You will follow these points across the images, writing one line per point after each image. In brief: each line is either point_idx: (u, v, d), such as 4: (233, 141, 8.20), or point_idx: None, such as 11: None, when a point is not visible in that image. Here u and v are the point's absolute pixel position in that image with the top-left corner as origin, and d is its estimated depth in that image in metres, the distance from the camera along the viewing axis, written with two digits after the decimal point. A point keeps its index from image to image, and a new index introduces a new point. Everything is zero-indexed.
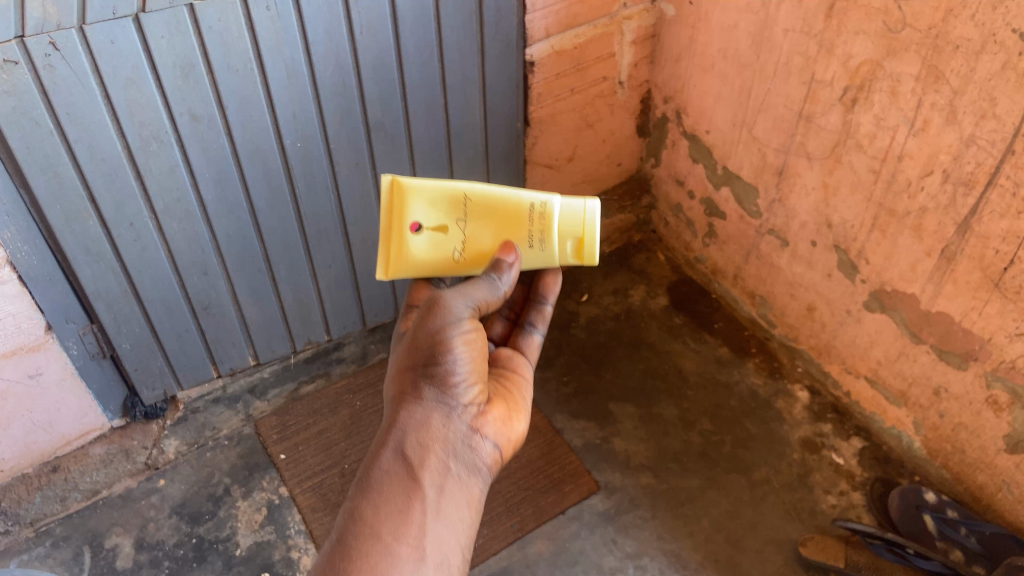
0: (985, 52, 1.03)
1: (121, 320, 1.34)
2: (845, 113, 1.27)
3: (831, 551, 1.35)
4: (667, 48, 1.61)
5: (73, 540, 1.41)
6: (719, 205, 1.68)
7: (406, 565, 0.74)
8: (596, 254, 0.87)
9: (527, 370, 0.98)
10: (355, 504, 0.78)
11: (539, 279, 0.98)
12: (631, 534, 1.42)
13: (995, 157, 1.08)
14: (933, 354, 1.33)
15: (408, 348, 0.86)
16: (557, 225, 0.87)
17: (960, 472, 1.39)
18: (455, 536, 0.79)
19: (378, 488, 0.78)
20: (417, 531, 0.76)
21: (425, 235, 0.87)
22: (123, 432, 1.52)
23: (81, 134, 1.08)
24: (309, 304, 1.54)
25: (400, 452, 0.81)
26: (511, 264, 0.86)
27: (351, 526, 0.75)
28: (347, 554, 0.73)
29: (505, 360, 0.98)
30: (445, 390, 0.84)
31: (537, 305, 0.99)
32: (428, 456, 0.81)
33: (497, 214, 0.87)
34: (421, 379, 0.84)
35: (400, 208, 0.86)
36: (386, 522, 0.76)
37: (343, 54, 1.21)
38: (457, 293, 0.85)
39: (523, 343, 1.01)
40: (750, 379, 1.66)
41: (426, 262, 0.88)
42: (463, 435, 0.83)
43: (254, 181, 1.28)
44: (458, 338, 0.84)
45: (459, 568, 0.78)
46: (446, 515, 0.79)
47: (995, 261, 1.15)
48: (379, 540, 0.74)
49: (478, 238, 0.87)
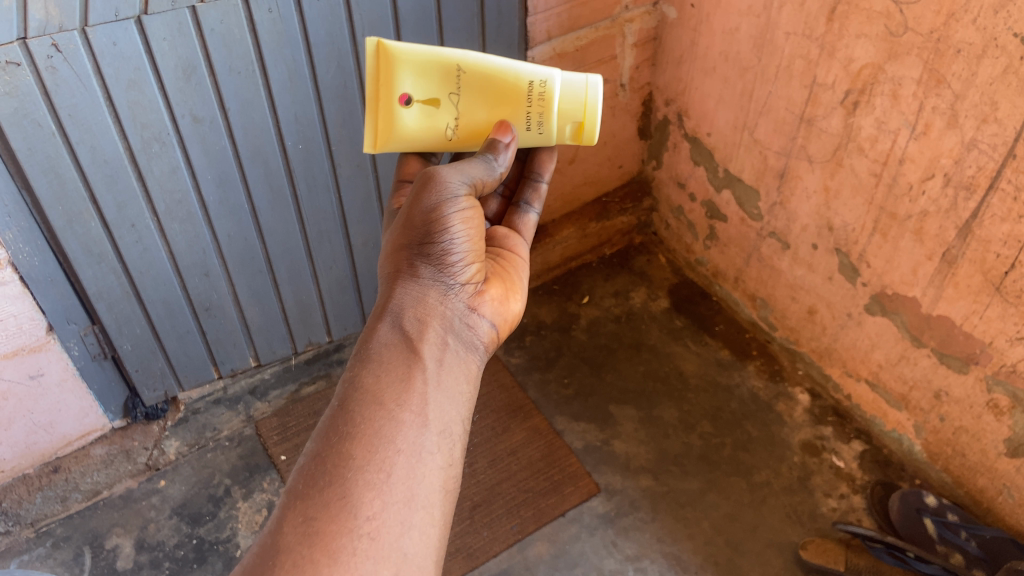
0: (986, 56, 1.03)
1: (122, 321, 1.34)
2: (846, 117, 1.27)
3: (831, 555, 1.35)
4: (668, 51, 1.61)
5: (74, 540, 1.41)
6: (720, 207, 1.68)
7: (411, 430, 0.72)
8: (596, 136, 0.90)
9: (523, 250, 0.99)
10: (354, 373, 0.75)
11: (535, 157, 0.99)
12: (631, 536, 1.42)
13: (996, 161, 1.08)
14: (934, 358, 1.33)
15: (402, 225, 0.85)
16: (555, 106, 0.89)
17: (960, 476, 1.39)
18: (456, 407, 0.78)
19: (378, 358, 0.76)
20: (421, 398, 0.75)
21: (416, 107, 0.88)
22: (124, 433, 1.51)
23: (83, 136, 1.09)
24: (310, 305, 1.54)
25: (399, 326, 0.79)
26: (507, 146, 0.87)
27: (353, 393, 0.73)
28: (351, 419, 0.71)
29: (502, 239, 0.98)
30: (442, 269, 0.83)
31: (533, 182, 1.00)
32: (426, 329, 0.80)
33: (492, 89, 0.88)
34: (417, 259, 0.83)
35: (390, 79, 0.87)
36: (388, 389, 0.74)
37: (345, 56, 1.21)
38: (454, 170, 0.84)
39: (520, 221, 1.01)
40: (750, 382, 1.66)
41: (416, 136, 0.90)
42: (461, 313, 0.84)
43: (255, 183, 1.28)
44: (455, 215, 0.83)
45: (460, 439, 0.77)
46: (447, 386, 0.78)
47: (996, 265, 1.15)
48: (381, 407, 0.72)
49: (471, 113, 0.89)
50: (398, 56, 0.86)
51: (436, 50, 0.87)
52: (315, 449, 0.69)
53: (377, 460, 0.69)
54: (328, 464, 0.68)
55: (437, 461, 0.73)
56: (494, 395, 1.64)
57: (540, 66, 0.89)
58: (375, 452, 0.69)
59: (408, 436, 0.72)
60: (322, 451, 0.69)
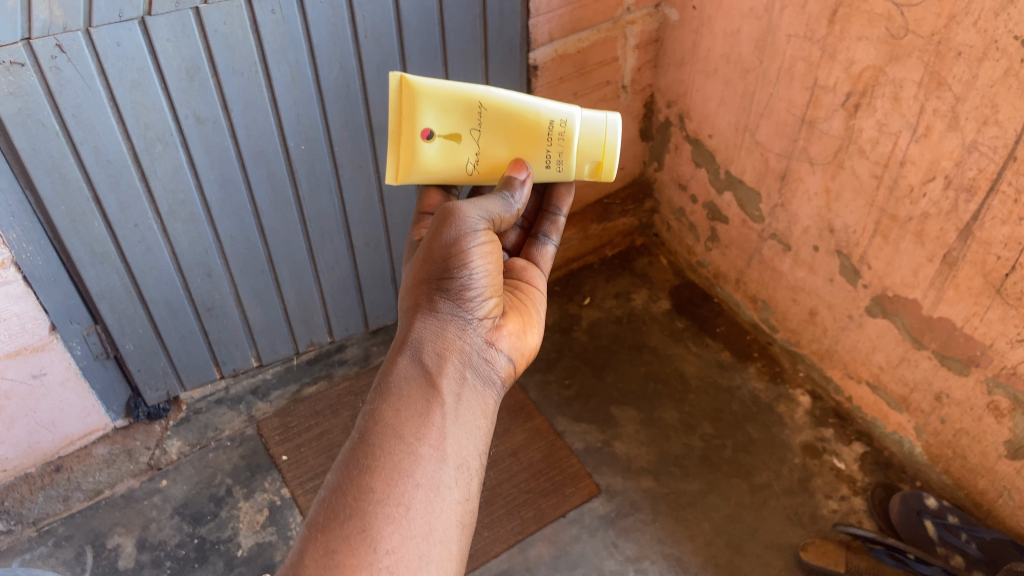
0: (987, 59, 1.03)
1: (125, 320, 1.34)
2: (847, 119, 1.27)
3: (831, 557, 1.35)
4: (670, 52, 1.61)
5: (75, 540, 1.41)
6: (722, 209, 1.68)
7: (429, 464, 0.73)
8: (613, 174, 0.91)
9: (541, 282, 1.00)
10: (373, 406, 0.76)
11: (553, 191, 1.01)
12: (631, 537, 1.42)
13: (997, 163, 1.08)
14: (934, 360, 1.33)
15: (422, 258, 0.85)
16: (575, 145, 0.90)
17: (961, 477, 1.39)
18: (472, 441, 0.78)
19: (397, 392, 0.76)
20: (439, 433, 0.75)
21: (437, 142, 0.88)
22: (127, 432, 1.52)
23: (87, 136, 1.09)
24: (312, 306, 1.54)
25: (418, 360, 0.80)
26: (523, 183, 0.88)
27: (372, 426, 0.73)
28: (371, 452, 0.71)
29: (520, 272, 0.99)
30: (461, 303, 0.83)
31: (551, 215, 1.02)
32: (445, 364, 0.80)
33: (514, 127, 0.89)
34: (437, 292, 0.83)
35: (412, 113, 0.86)
36: (408, 424, 0.74)
37: (347, 57, 1.21)
38: (472, 205, 0.84)
39: (538, 253, 1.03)
40: (751, 384, 1.66)
41: (435, 169, 0.90)
42: (480, 347, 0.84)
43: (258, 184, 1.28)
44: (475, 249, 0.83)
45: (477, 472, 0.78)
46: (465, 420, 0.78)
47: (997, 267, 1.15)
48: (401, 441, 0.73)
49: (492, 150, 0.89)
50: (421, 91, 0.86)
51: (458, 85, 0.87)
52: (335, 482, 0.70)
53: (396, 495, 0.70)
54: (348, 498, 0.69)
55: (454, 496, 0.74)
56: None
57: (560, 104, 0.90)
58: (394, 487, 0.70)
59: (427, 471, 0.72)
60: (343, 485, 0.69)
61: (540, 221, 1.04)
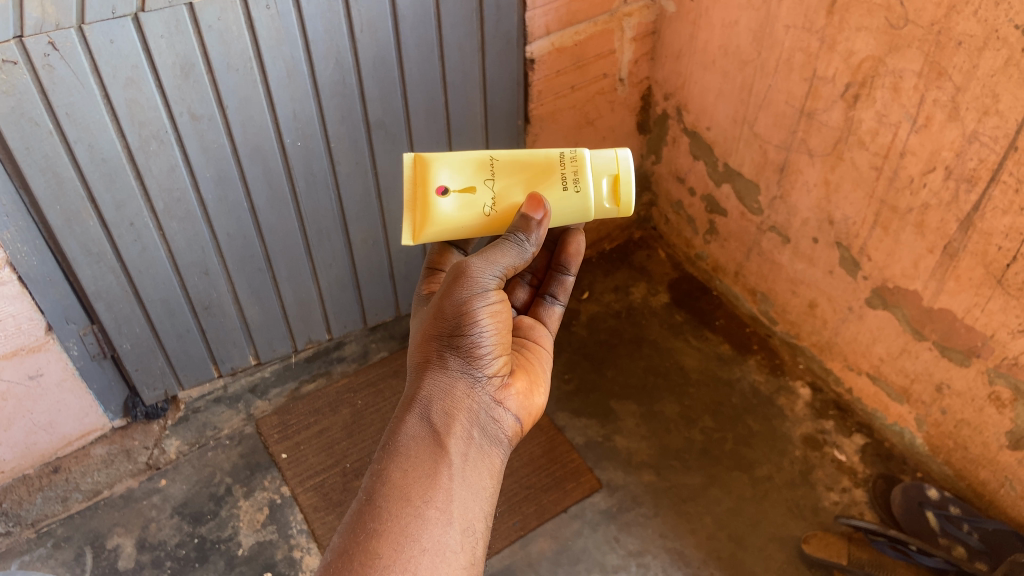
0: (987, 48, 1.02)
1: (122, 320, 1.33)
2: (847, 110, 1.27)
3: (833, 549, 1.34)
4: (667, 45, 1.60)
5: (75, 540, 1.40)
6: (721, 202, 1.68)
7: (436, 528, 0.73)
8: (633, 190, 0.88)
9: (547, 340, 1.00)
10: (380, 465, 0.76)
11: (562, 249, 1.01)
12: (633, 532, 1.42)
13: (997, 153, 1.07)
14: (935, 351, 1.32)
15: (431, 314, 0.84)
16: (589, 165, 0.88)
17: (962, 468, 1.39)
18: (480, 502, 0.78)
19: (405, 452, 0.76)
20: (446, 495, 0.75)
21: (454, 197, 0.87)
22: (124, 433, 1.52)
23: (81, 134, 1.08)
24: (310, 304, 1.53)
25: (426, 420, 0.79)
26: (540, 222, 0.84)
27: (379, 489, 0.74)
28: (377, 515, 0.72)
29: (527, 330, 0.99)
30: (470, 361, 0.83)
31: (559, 275, 1.02)
32: (453, 424, 0.80)
33: (526, 169, 0.88)
34: (446, 350, 0.83)
35: (425, 175, 0.86)
36: (415, 486, 0.74)
37: (343, 52, 1.20)
38: (484, 261, 0.83)
39: (545, 313, 1.02)
40: (751, 377, 1.66)
41: (457, 224, 0.87)
42: (488, 405, 0.84)
43: (254, 181, 1.27)
44: (483, 308, 0.83)
45: (484, 534, 0.78)
46: (472, 481, 0.78)
47: (998, 257, 1.15)
48: (408, 504, 0.73)
49: (508, 193, 0.87)
50: (432, 156, 0.87)
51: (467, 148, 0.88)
52: (341, 545, 0.70)
53: (402, 559, 0.70)
54: (354, 563, 0.69)
55: (460, 560, 0.73)
56: None
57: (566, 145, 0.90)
58: (400, 552, 0.70)
59: (432, 535, 0.72)
60: (349, 548, 0.70)
61: (547, 280, 1.03)
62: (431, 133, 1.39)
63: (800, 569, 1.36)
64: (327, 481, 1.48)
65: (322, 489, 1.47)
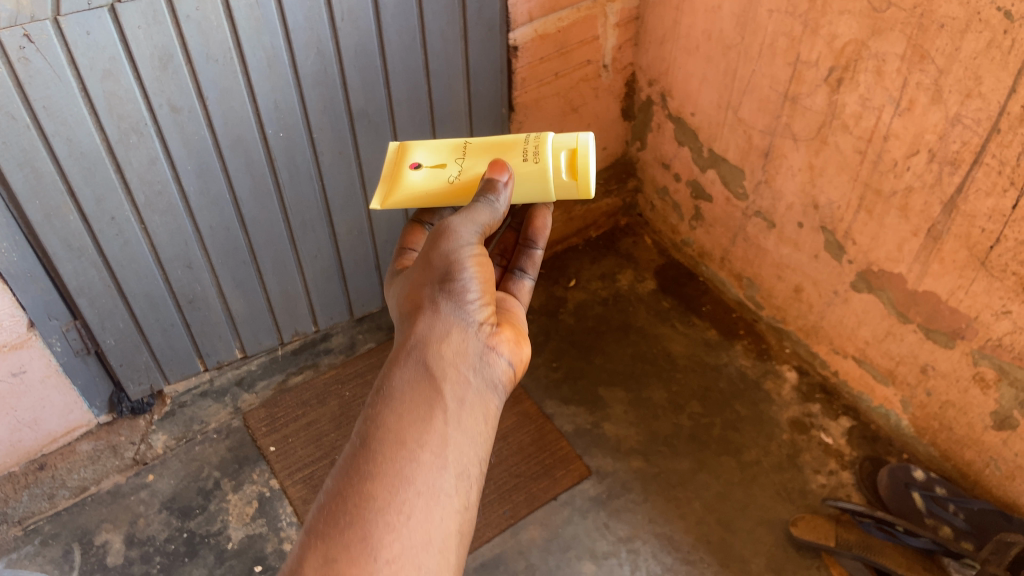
0: (970, 31, 1.02)
1: (105, 315, 1.32)
2: (830, 94, 1.27)
3: (821, 531, 1.35)
4: (651, 30, 1.60)
5: (63, 537, 1.39)
6: (706, 187, 1.68)
7: (431, 472, 0.70)
8: (590, 161, 0.89)
9: (520, 311, 0.96)
10: (373, 409, 0.73)
11: (529, 223, 1.01)
12: (623, 518, 1.42)
13: (980, 135, 1.08)
14: (920, 333, 1.33)
15: (420, 266, 0.82)
16: (550, 143, 0.90)
17: (947, 449, 1.41)
18: (476, 448, 0.75)
19: (399, 396, 0.73)
20: (441, 439, 0.72)
21: (424, 170, 0.91)
22: (110, 428, 1.51)
23: (59, 128, 1.06)
24: (296, 295, 1.52)
25: (422, 363, 0.75)
26: (505, 183, 0.86)
27: (373, 432, 0.71)
28: (371, 458, 0.69)
29: (498, 302, 0.95)
30: (463, 306, 0.79)
31: (528, 250, 1.01)
32: (449, 367, 0.76)
33: (494, 147, 0.91)
34: (438, 295, 0.79)
35: (402, 153, 0.93)
36: (409, 429, 0.71)
37: (324, 41, 1.19)
38: (463, 219, 0.82)
39: (515, 287, 1.01)
40: (738, 361, 1.67)
41: (423, 191, 0.90)
42: (486, 350, 0.79)
43: (237, 174, 1.26)
44: (468, 259, 0.81)
45: (479, 480, 0.75)
46: (469, 425, 0.75)
47: (982, 239, 1.15)
48: (403, 446, 0.70)
49: (474, 167, 0.90)
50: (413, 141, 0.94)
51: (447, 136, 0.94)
52: (335, 487, 0.68)
53: (397, 502, 0.67)
54: (349, 505, 0.66)
55: (455, 503, 0.71)
56: None
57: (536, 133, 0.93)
58: (395, 495, 0.68)
59: (427, 478, 0.69)
60: (343, 490, 0.67)
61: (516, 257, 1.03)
62: (415, 122, 1.38)
63: (788, 551, 1.37)
64: (315, 473, 1.48)
65: (311, 481, 1.47)
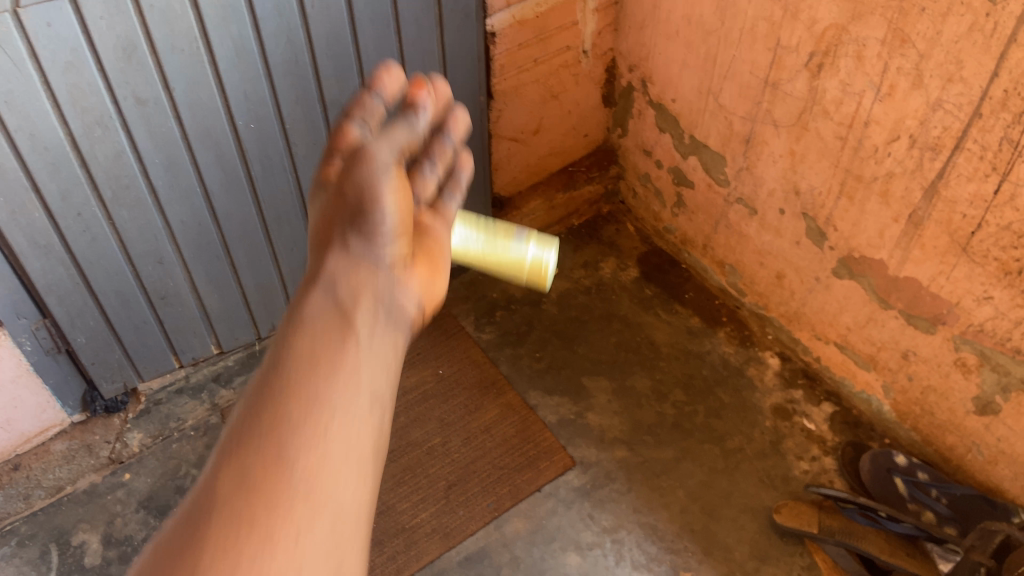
0: (951, 14, 1.01)
1: (75, 313, 1.29)
2: (811, 80, 1.26)
3: (804, 518, 1.35)
4: (630, 16, 1.58)
5: (39, 538, 1.37)
6: (687, 174, 1.66)
7: (341, 393, 0.63)
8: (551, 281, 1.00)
9: (446, 239, 0.88)
10: (280, 338, 0.67)
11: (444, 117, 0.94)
12: (607, 508, 1.42)
13: (962, 120, 1.07)
14: (902, 319, 1.33)
15: (333, 199, 0.80)
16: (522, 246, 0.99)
17: (929, 434, 1.41)
18: (388, 373, 0.69)
19: (308, 325, 0.68)
20: (353, 360, 0.66)
21: None
22: (84, 427, 1.49)
23: (21, 123, 1.04)
24: (273, 289, 1.49)
25: (332, 294, 0.71)
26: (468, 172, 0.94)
27: (279, 358, 0.64)
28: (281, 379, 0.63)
29: (422, 228, 0.87)
30: (373, 239, 0.76)
31: (439, 139, 0.91)
32: (361, 300, 0.71)
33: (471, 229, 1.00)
34: (349, 232, 0.76)
35: None
36: (319, 349, 0.66)
37: (294, 29, 1.16)
38: (384, 142, 0.81)
39: (443, 209, 0.91)
40: (720, 349, 1.66)
41: None
42: (394, 285, 0.76)
43: (207, 167, 1.23)
44: (388, 181, 0.78)
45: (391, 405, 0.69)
46: (381, 352, 0.70)
47: (963, 225, 1.15)
48: (315, 373, 0.63)
49: None
50: None
51: None
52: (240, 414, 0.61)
53: (309, 420, 0.61)
54: (255, 426, 0.60)
55: (372, 424, 0.65)
56: (465, 372, 1.63)
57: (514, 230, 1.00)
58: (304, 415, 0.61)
59: (342, 398, 0.63)
60: (253, 408, 0.61)
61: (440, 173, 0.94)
62: None
63: (772, 538, 1.37)
64: None
65: None
